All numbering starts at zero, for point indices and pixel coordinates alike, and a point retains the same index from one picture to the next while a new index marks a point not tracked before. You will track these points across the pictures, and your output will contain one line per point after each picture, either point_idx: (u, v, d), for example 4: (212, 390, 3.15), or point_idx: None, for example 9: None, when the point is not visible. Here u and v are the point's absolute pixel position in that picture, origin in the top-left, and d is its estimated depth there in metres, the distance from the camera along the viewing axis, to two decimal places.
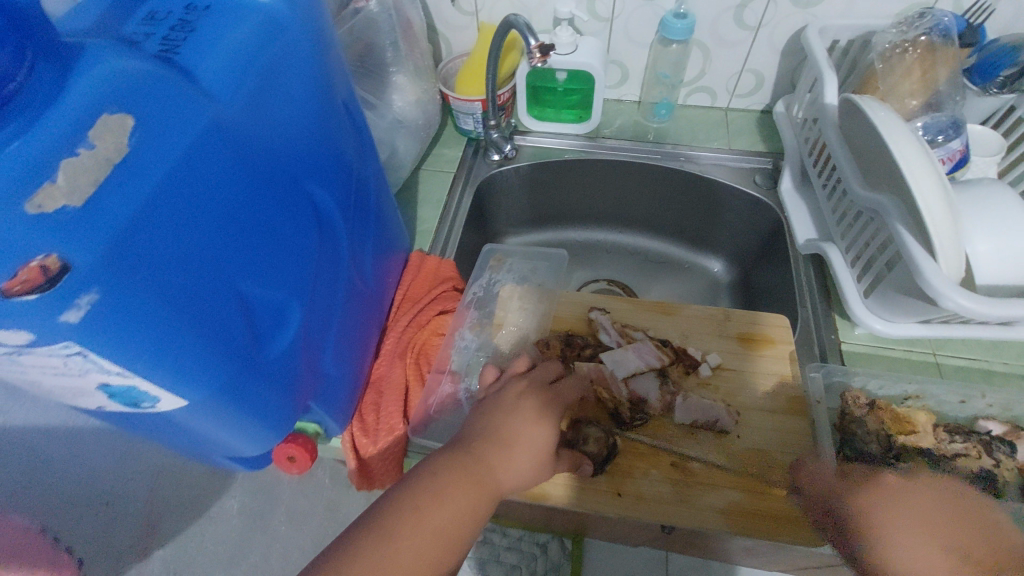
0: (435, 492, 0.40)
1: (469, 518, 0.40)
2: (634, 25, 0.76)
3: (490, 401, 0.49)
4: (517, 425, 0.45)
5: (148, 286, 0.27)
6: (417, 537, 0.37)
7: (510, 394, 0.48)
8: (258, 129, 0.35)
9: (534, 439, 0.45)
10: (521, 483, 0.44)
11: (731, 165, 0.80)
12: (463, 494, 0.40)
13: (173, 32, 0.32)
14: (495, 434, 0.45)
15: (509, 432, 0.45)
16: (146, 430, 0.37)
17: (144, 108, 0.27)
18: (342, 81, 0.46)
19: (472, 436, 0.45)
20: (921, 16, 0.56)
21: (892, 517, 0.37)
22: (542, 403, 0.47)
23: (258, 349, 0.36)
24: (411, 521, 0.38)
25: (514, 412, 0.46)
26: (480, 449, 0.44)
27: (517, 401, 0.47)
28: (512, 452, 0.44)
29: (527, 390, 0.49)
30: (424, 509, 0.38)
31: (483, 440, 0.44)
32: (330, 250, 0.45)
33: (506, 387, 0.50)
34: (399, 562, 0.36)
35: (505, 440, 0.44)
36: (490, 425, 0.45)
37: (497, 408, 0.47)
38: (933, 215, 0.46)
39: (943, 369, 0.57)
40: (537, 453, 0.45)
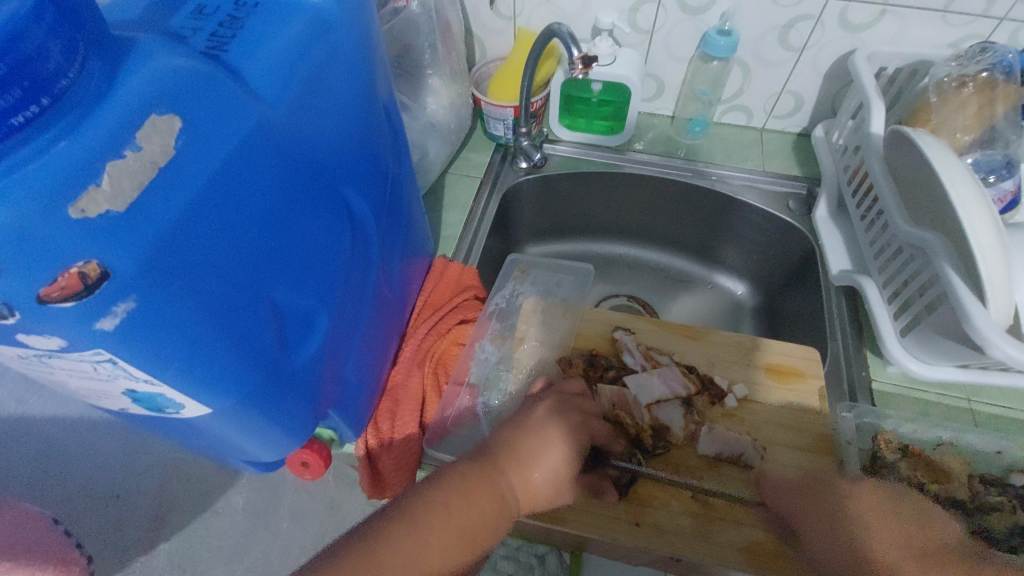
0: (462, 493, 0.40)
1: (491, 527, 0.40)
2: (675, 40, 0.74)
3: (518, 413, 0.47)
4: (545, 440, 0.44)
5: (185, 293, 0.26)
6: (444, 533, 0.37)
7: (542, 408, 0.46)
8: (300, 132, 0.34)
9: (562, 459, 0.44)
10: (540, 499, 0.43)
11: (765, 187, 0.78)
12: (488, 501, 0.40)
13: (222, 29, 0.30)
14: (523, 445, 0.44)
15: (537, 444, 0.44)
16: (165, 431, 0.36)
17: (193, 110, 0.26)
18: (383, 84, 0.45)
19: (498, 444, 0.44)
20: (982, 51, 0.55)
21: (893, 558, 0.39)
22: (574, 424, 0.46)
23: (284, 357, 0.35)
24: (439, 518, 0.38)
25: (545, 427, 0.45)
26: (507, 460, 0.43)
27: (549, 417, 0.46)
28: (538, 467, 0.43)
29: (557, 408, 0.47)
30: (452, 506, 0.39)
31: (511, 451, 0.43)
32: (360, 255, 0.44)
33: (537, 399, 0.48)
34: (428, 556, 0.36)
35: (534, 453, 0.43)
36: (519, 436, 0.44)
37: (525, 421, 0.46)
38: (986, 258, 0.44)
39: (978, 416, 0.55)
40: (561, 474, 0.44)
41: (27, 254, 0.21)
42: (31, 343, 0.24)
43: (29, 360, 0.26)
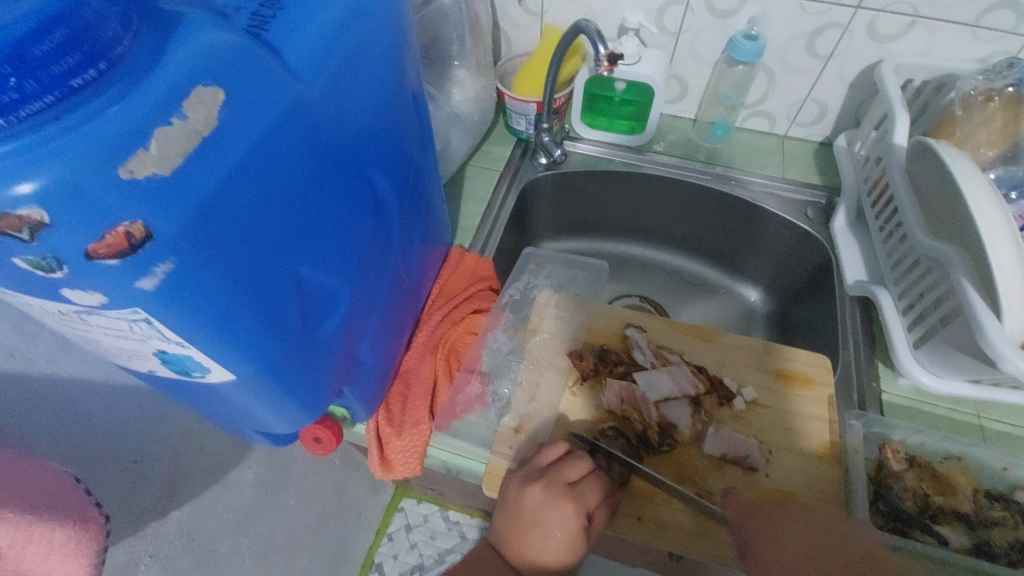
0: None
1: None
2: (700, 43, 0.74)
3: (512, 498, 0.48)
4: (544, 533, 0.46)
5: (219, 261, 0.27)
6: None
7: (530, 501, 0.46)
8: (332, 113, 0.35)
9: (562, 552, 0.46)
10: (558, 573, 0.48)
11: (785, 195, 0.78)
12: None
13: (264, 8, 0.32)
14: (525, 541, 0.46)
15: (534, 551, 0.46)
16: (188, 397, 0.38)
17: (235, 83, 0.26)
18: (413, 72, 0.46)
19: (503, 541, 0.48)
20: (1009, 66, 0.55)
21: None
22: (568, 514, 0.45)
23: (306, 332, 0.37)
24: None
25: (540, 527, 0.46)
26: (515, 558, 0.47)
27: (542, 511, 0.46)
28: (545, 553, 0.46)
29: (547, 498, 0.46)
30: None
31: (515, 549, 0.47)
32: (382, 239, 0.45)
33: (524, 485, 0.47)
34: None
35: (536, 553, 0.46)
36: (519, 542, 0.47)
37: (519, 512, 0.47)
38: (1003, 271, 0.44)
39: (986, 432, 0.55)
40: (567, 560, 0.46)
41: (77, 210, 0.22)
42: (74, 298, 0.25)
43: (68, 316, 0.27)
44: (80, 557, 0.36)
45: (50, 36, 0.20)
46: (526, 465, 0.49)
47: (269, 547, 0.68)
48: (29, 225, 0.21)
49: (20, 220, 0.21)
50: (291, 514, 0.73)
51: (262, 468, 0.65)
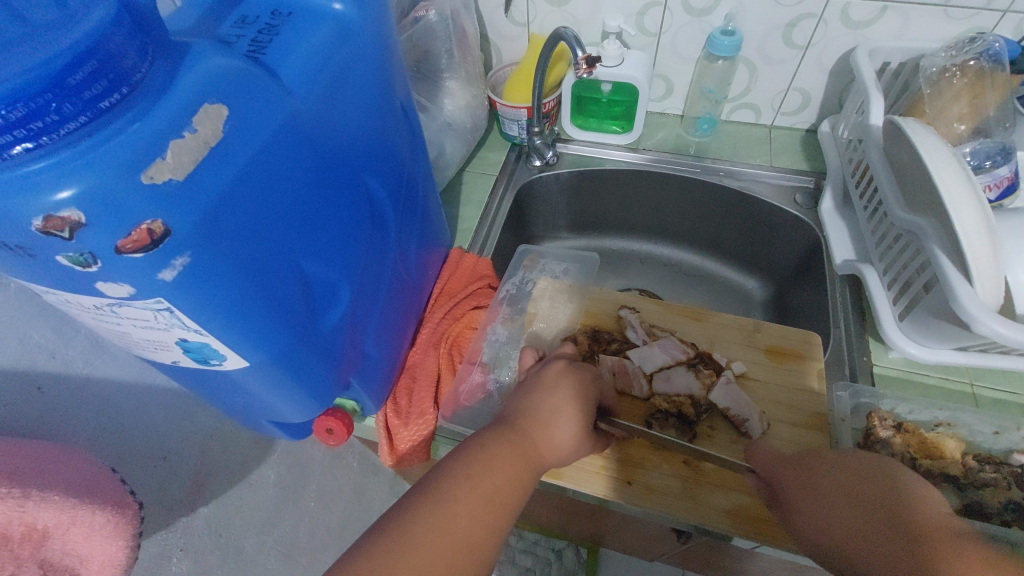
0: (485, 461, 0.42)
1: (519, 487, 0.43)
2: (680, 41, 0.77)
3: (530, 382, 0.52)
4: (560, 402, 0.49)
5: (228, 255, 0.31)
6: (470, 486, 0.40)
7: (548, 374, 0.51)
8: (327, 122, 0.39)
9: (571, 417, 0.48)
10: (557, 457, 0.47)
11: (773, 182, 0.80)
12: (511, 455, 0.44)
13: (261, 35, 0.37)
14: (539, 409, 0.48)
15: (550, 418, 0.48)
16: (208, 389, 0.41)
17: (236, 100, 0.31)
18: (402, 84, 0.50)
19: (515, 412, 0.48)
20: (971, 41, 0.57)
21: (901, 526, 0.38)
22: (583, 382, 0.51)
23: (311, 323, 0.40)
24: (465, 486, 0.40)
25: (557, 390, 0.50)
26: (525, 424, 0.47)
27: (557, 380, 0.51)
28: (556, 425, 0.47)
29: (568, 367, 0.52)
30: (470, 473, 0.41)
31: (526, 415, 0.48)
32: (379, 238, 0.48)
33: (545, 366, 0.53)
34: (453, 511, 0.38)
35: (547, 414, 0.48)
36: (532, 409, 0.48)
37: (538, 386, 0.51)
38: (972, 241, 0.45)
39: (980, 400, 0.56)
40: (573, 432, 0.48)
41: (106, 212, 0.25)
42: (106, 291, 0.29)
43: (103, 310, 0.31)
44: (117, 541, 0.40)
45: (81, 67, 0.24)
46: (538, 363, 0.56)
47: (293, 547, 0.71)
48: (69, 225, 0.25)
49: (61, 221, 0.25)
50: (312, 515, 0.75)
51: (283, 468, 0.68)
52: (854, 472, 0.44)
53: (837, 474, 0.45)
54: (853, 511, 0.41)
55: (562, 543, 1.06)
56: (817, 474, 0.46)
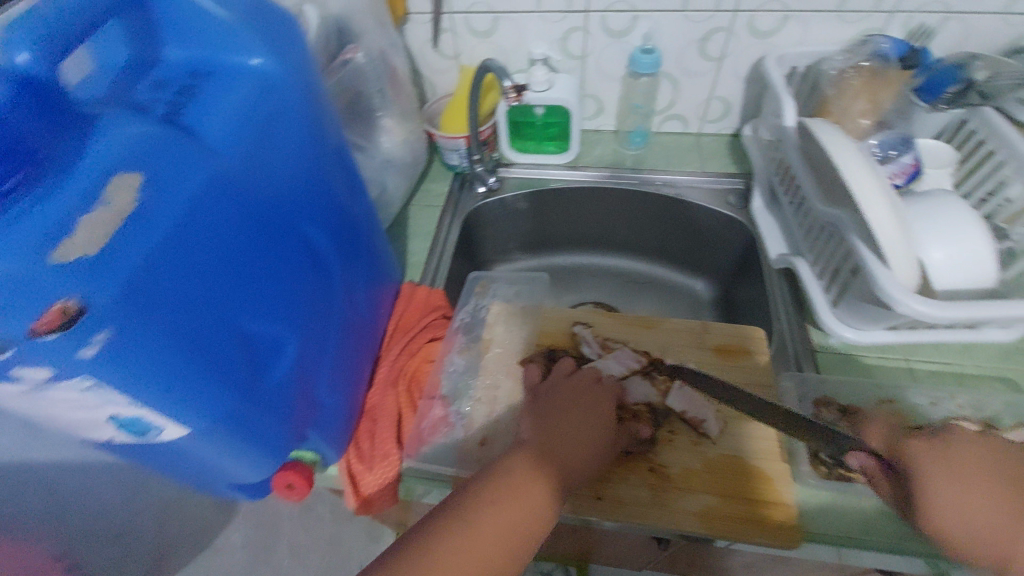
0: (520, 484, 0.44)
1: (549, 507, 0.45)
2: (605, 61, 0.81)
3: (554, 399, 0.54)
4: (589, 427, 0.52)
5: (154, 325, 0.30)
6: (504, 521, 0.42)
7: (571, 395, 0.54)
8: (252, 176, 0.39)
9: (597, 442, 0.51)
10: (583, 474, 0.50)
11: (707, 187, 0.84)
12: (545, 475, 0.46)
13: (176, 97, 0.37)
14: (569, 430, 0.51)
15: (580, 440, 0.51)
16: (152, 461, 0.40)
17: (150, 169, 0.31)
18: (332, 126, 0.49)
19: (542, 430, 0.51)
20: (863, 43, 0.63)
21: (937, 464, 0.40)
22: (608, 405, 0.55)
23: (257, 381, 0.39)
24: (493, 508, 0.42)
25: (583, 414, 0.52)
26: (558, 442, 0.50)
27: (585, 404, 0.54)
28: (584, 446, 0.50)
29: (592, 391, 0.55)
30: (500, 507, 0.42)
31: (556, 435, 0.50)
32: (323, 284, 0.47)
33: (566, 384, 0.56)
34: (483, 529, 0.41)
35: (576, 434, 0.51)
36: (559, 433, 0.50)
37: (563, 407, 0.53)
38: (885, 230, 0.48)
39: (916, 373, 0.60)
40: (598, 453, 0.51)
41: (17, 297, 0.25)
42: (23, 376, 0.28)
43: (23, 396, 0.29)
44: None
45: None
46: (553, 377, 0.58)
47: None
48: None
49: None
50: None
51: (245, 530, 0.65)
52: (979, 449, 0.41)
53: (973, 456, 0.40)
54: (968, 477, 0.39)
55: (548, 563, 1.05)
56: (952, 460, 0.40)
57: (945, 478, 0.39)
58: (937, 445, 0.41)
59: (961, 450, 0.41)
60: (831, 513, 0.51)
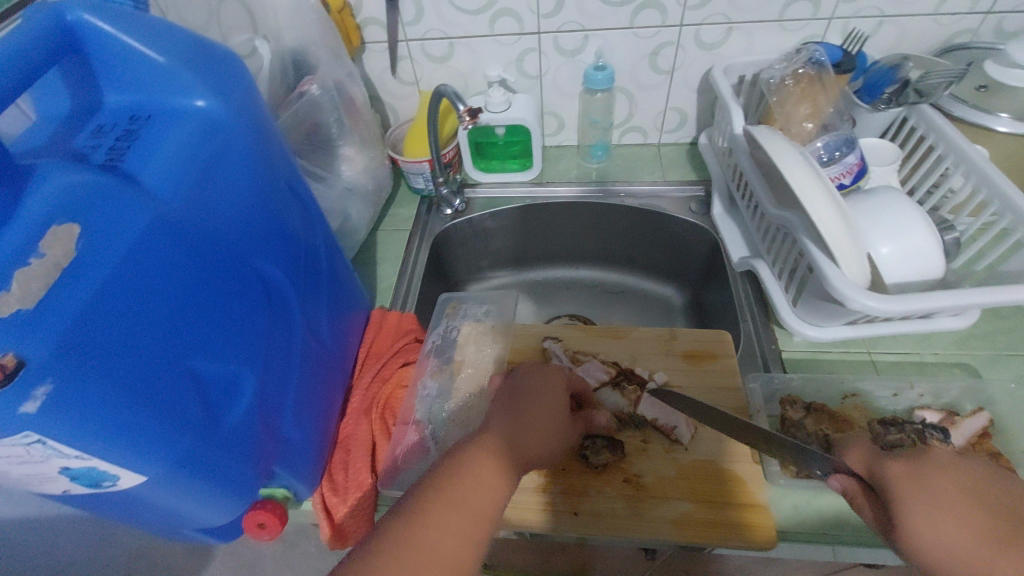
0: (470, 470, 0.41)
1: (506, 489, 0.42)
2: (561, 79, 0.83)
3: (507, 383, 0.52)
4: (543, 404, 0.49)
5: (97, 372, 0.30)
6: (457, 503, 0.39)
7: (526, 377, 0.52)
8: (198, 216, 0.39)
9: (554, 421, 0.49)
10: (543, 454, 0.48)
11: (669, 195, 0.85)
12: (498, 458, 0.43)
13: (118, 142, 0.37)
14: (522, 411, 0.48)
15: (535, 420, 0.48)
16: (111, 512, 0.39)
17: (88, 218, 0.31)
18: (284, 160, 0.49)
19: (493, 414, 0.48)
20: (798, 52, 0.67)
21: (912, 485, 0.35)
22: (561, 385, 0.53)
23: (213, 421, 0.39)
24: (444, 501, 0.38)
25: (536, 392, 0.50)
26: (511, 424, 0.47)
27: (535, 382, 0.51)
28: (538, 426, 0.48)
29: (544, 374, 0.53)
30: (453, 489, 0.39)
31: (509, 418, 0.47)
32: (281, 318, 0.47)
33: (521, 369, 0.55)
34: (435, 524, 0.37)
35: (529, 413, 0.48)
36: (517, 418, 0.47)
37: (515, 388, 0.51)
38: (830, 231, 0.50)
39: (879, 365, 0.61)
40: (555, 431, 0.49)
41: None
42: None
43: None
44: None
45: None
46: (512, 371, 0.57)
47: None
48: None
49: None
50: None
51: None
52: (965, 470, 0.34)
53: (959, 476, 0.34)
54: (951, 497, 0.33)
55: None
56: (926, 479, 0.35)
57: (920, 500, 0.34)
58: (916, 460, 0.36)
59: (941, 469, 0.35)
60: (804, 511, 0.51)
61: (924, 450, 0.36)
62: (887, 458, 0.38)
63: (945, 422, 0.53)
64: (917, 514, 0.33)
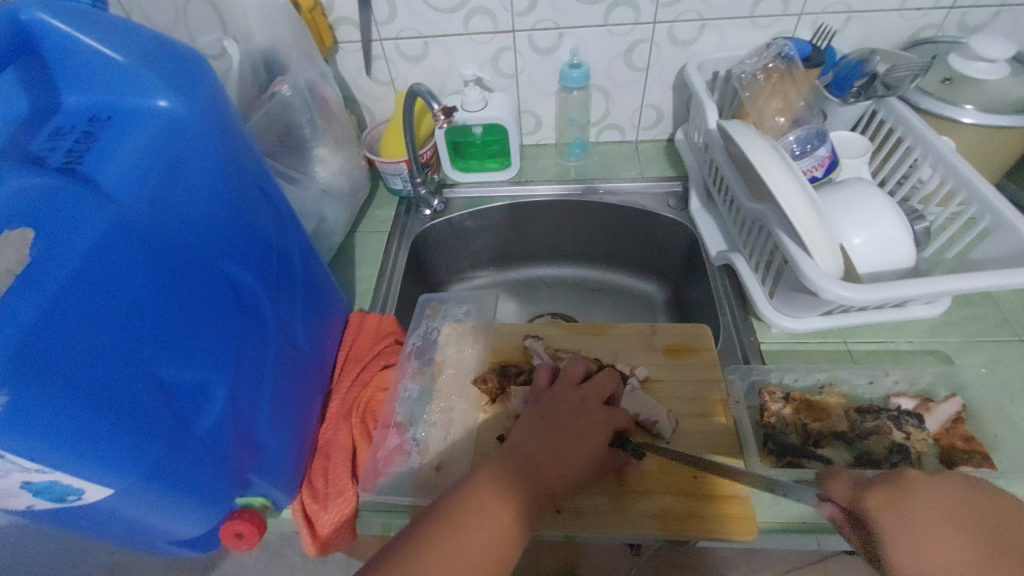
0: (494, 500, 0.44)
1: (525, 519, 0.45)
2: (537, 78, 0.83)
3: (549, 409, 0.53)
4: (577, 438, 0.50)
5: (57, 381, 0.29)
6: (484, 528, 0.42)
7: (563, 407, 0.53)
8: (163, 220, 0.38)
9: (586, 455, 0.50)
10: (571, 488, 0.49)
11: (648, 192, 0.86)
12: (519, 491, 0.46)
13: (77, 144, 0.36)
14: (558, 444, 0.49)
15: (568, 455, 0.49)
16: (79, 528, 0.37)
17: (45, 220, 0.31)
18: (253, 161, 0.48)
19: (529, 443, 0.50)
20: (768, 47, 0.66)
21: (894, 513, 0.29)
22: (600, 417, 0.53)
23: (182, 429, 0.38)
24: (460, 528, 0.42)
25: (573, 427, 0.51)
26: (543, 456, 0.48)
27: (575, 414, 0.52)
28: (569, 458, 0.49)
29: (582, 404, 0.54)
30: (469, 514, 0.43)
31: (544, 450, 0.49)
32: (253, 323, 0.46)
33: (564, 392, 0.55)
34: (454, 547, 0.40)
35: (562, 446, 0.49)
36: (544, 441, 0.49)
37: (555, 417, 0.52)
38: (804, 222, 0.50)
39: (856, 355, 0.62)
40: (586, 462, 0.50)
41: None
42: None
43: None
44: None
45: None
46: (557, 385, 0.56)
47: None
48: None
49: None
50: None
51: None
52: (955, 483, 0.29)
53: (938, 496, 0.29)
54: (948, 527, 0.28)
55: None
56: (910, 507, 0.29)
57: (908, 536, 0.28)
58: (894, 483, 0.30)
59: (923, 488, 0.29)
60: (785, 500, 0.52)
61: (901, 475, 0.30)
62: (865, 488, 0.31)
63: (919, 408, 0.54)
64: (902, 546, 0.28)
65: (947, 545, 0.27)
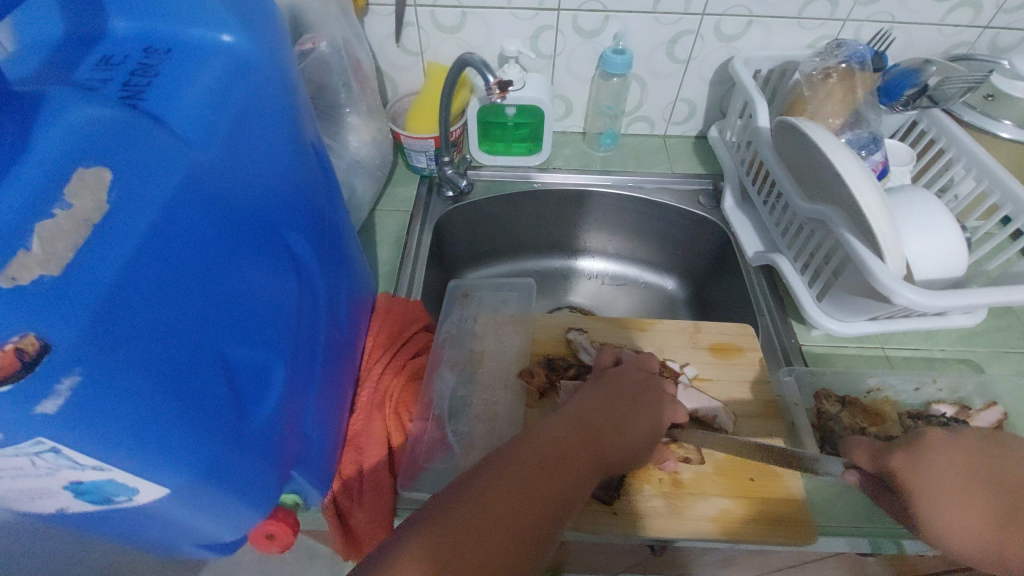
0: (559, 449, 0.40)
1: (588, 478, 0.41)
2: (575, 61, 0.79)
3: (602, 382, 0.51)
4: (636, 413, 0.48)
5: (132, 359, 0.24)
6: (548, 469, 0.39)
7: (619, 384, 0.50)
8: (232, 176, 0.33)
9: (643, 433, 0.47)
10: (625, 464, 0.46)
11: (676, 188, 0.84)
12: (584, 448, 0.42)
13: (134, 77, 0.30)
14: (617, 416, 0.46)
15: (628, 428, 0.46)
16: (114, 531, 0.32)
17: (117, 161, 0.26)
18: (309, 122, 0.43)
19: (589, 410, 0.46)
20: (838, 46, 0.65)
21: (907, 462, 0.35)
22: (660, 398, 0.50)
23: (244, 419, 0.33)
24: (524, 466, 0.38)
25: (632, 403, 0.48)
26: (604, 425, 0.45)
27: (635, 392, 0.50)
28: (627, 431, 0.46)
29: (643, 383, 0.51)
30: (528, 451, 0.39)
31: (605, 419, 0.46)
32: (307, 298, 0.42)
33: (621, 372, 0.52)
34: (512, 482, 0.37)
35: (622, 419, 0.46)
36: (609, 413, 0.46)
37: (614, 391, 0.49)
38: (877, 221, 0.50)
39: (894, 361, 0.63)
40: (642, 441, 0.47)
41: None
42: None
43: None
44: None
45: None
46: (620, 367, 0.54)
47: None
48: None
49: None
50: None
51: None
52: (969, 439, 0.33)
53: (953, 454, 0.33)
54: (964, 490, 0.31)
55: None
56: (925, 472, 0.33)
57: (939, 497, 0.32)
58: (915, 446, 0.35)
59: (937, 448, 0.34)
60: (836, 503, 0.52)
61: (921, 434, 0.36)
62: (888, 450, 0.37)
63: (963, 415, 0.54)
64: (931, 509, 0.33)
65: (965, 507, 0.31)
